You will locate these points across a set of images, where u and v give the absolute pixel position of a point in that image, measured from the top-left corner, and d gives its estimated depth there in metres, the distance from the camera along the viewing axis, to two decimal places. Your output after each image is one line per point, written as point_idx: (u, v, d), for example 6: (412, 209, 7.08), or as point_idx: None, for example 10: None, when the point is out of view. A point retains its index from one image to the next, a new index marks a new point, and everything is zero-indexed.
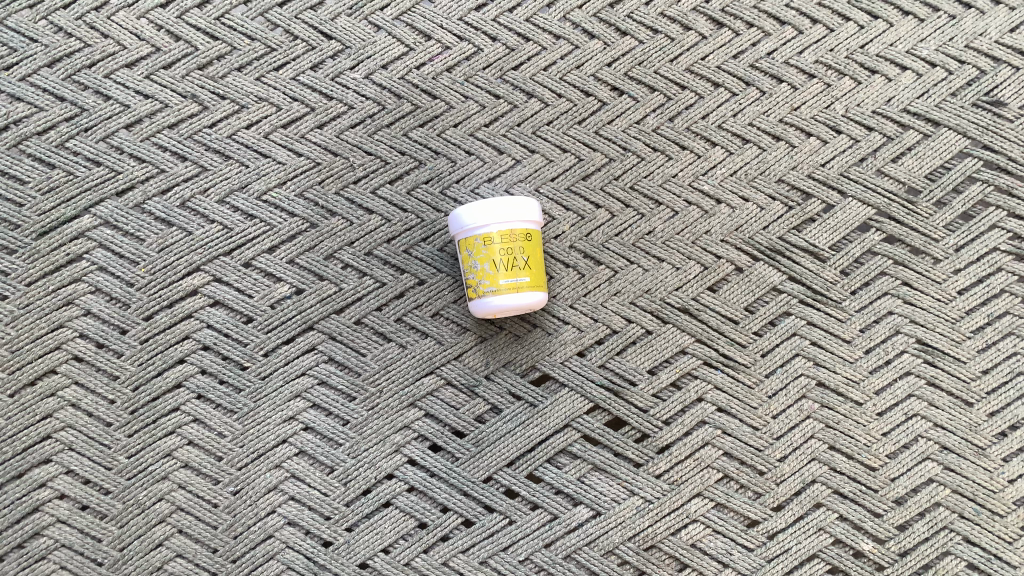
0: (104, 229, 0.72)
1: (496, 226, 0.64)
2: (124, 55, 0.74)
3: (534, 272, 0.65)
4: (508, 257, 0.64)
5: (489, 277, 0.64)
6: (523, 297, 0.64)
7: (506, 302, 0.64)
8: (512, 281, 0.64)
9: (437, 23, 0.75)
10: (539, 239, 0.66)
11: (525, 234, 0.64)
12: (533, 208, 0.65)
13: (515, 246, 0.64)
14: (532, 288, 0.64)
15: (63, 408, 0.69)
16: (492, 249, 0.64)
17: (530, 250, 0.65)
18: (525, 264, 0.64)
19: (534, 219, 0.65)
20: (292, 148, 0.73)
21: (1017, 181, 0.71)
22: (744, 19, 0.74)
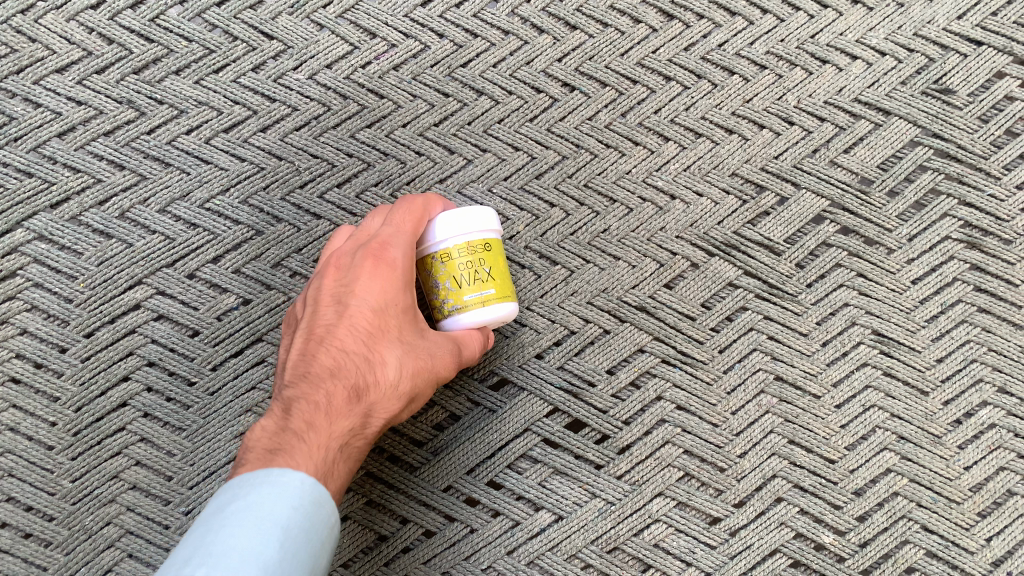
0: (39, 243, 0.69)
1: (453, 240, 0.60)
2: (54, 60, 0.71)
3: (499, 282, 0.61)
4: (471, 270, 0.60)
5: (453, 293, 0.60)
6: (490, 312, 0.60)
7: (474, 318, 0.60)
8: (479, 295, 0.60)
9: (382, 20, 0.72)
10: (501, 247, 0.62)
11: (485, 244, 0.61)
12: (490, 215, 0.62)
13: (476, 258, 0.60)
14: (499, 300, 0.61)
15: (1, 432, 0.66)
16: (453, 265, 0.60)
17: (492, 260, 0.61)
18: (488, 276, 0.60)
19: (492, 227, 0.61)
20: (235, 153, 0.70)
21: (967, 169, 0.72)
22: (695, 11, 0.73)
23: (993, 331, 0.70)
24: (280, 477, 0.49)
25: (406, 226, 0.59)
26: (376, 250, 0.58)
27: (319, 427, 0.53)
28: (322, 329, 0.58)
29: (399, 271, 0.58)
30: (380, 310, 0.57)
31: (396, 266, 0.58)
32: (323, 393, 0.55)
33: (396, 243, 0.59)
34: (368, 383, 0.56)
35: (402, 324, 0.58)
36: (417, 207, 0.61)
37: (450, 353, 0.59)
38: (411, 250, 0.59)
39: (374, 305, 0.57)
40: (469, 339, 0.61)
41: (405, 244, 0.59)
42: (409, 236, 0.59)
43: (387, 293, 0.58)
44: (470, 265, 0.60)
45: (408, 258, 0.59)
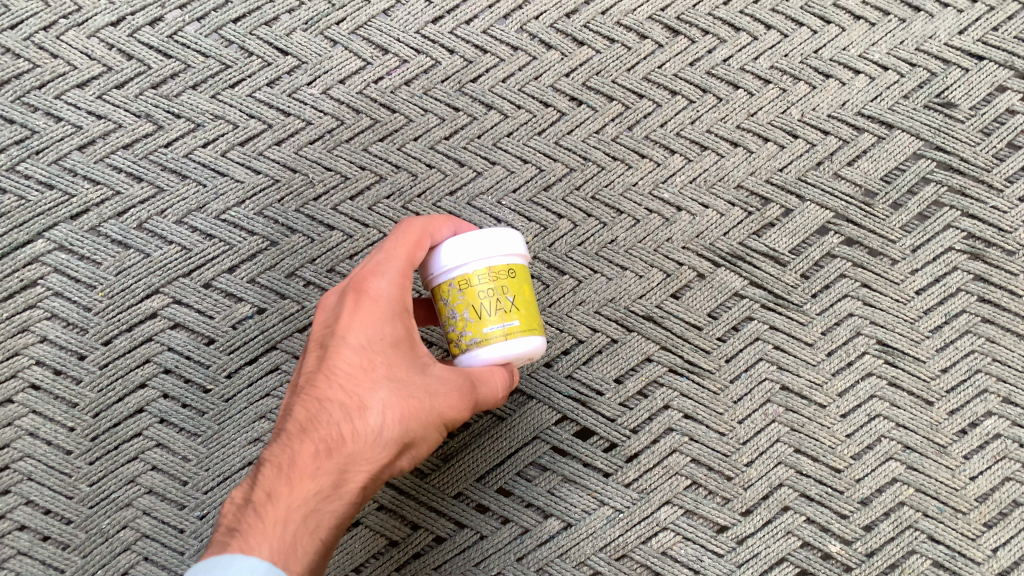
0: (59, 253, 0.71)
1: (475, 264, 0.54)
2: (75, 75, 0.73)
3: (524, 313, 0.55)
4: (493, 298, 0.54)
5: (473, 323, 0.54)
6: (513, 347, 0.55)
7: (495, 352, 0.54)
8: (501, 327, 0.54)
9: (394, 36, 0.74)
10: (525, 274, 0.57)
11: (510, 269, 0.56)
12: (515, 237, 0.57)
13: (499, 283, 0.55)
14: (524, 333, 0.55)
15: (21, 438, 0.67)
16: (472, 292, 0.54)
17: (516, 289, 0.55)
18: (512, 304, 0.55)
19: (517, 249, 0.56)
20: (250, 166, 0.72)
21: (970, 181, 0.73)
22: (700, 26, 0.75)
23: (997, 342, 0.70)
24: (226, 566, 0.48)
25: (394, 251, 0.55)
26: (358, 288, 0.55)
27: (281, 496, 0.52)
28: (309, 375, 0.56)
29: (385, 306, 0.55)
30: (364, 352, 0.54)
31: (380, 301, 0.55)
32: (293, 455, 0.54)
33: (379, 278, 0.55)
34: (350, 433, 0.53)
35: (391, 363, 0.54)
36: (411, 228, 0.56)
37: (450, 391, 0.54)
38: (395, 281, 0.55)
39: (357, 345, 0.54)
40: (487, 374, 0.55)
41: (392, 273, 0.55)
42: (398, 261, 0.55)
43: (372, 331, 0.54)
44: (493, 291, 0.54)
45: (391, 290, 0.55)
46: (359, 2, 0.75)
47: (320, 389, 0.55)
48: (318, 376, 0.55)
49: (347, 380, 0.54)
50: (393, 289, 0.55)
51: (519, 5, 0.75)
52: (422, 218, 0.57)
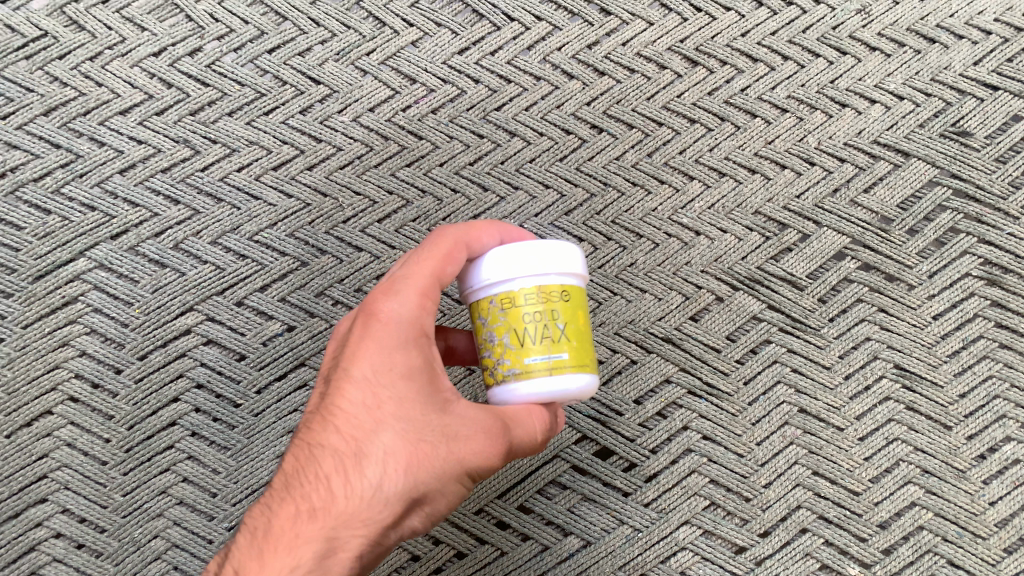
0: (99, 271, 0.74)
1: (524, 282, 0.50)
2: (118, 102, 0.76)
3: (571, 344, 0.50)
4: (540, 322, 0.49)
5: (514, 349, 0.49)
6: (556, 382, 0.49)
7: (535, 386, 0.49)
8: (545, 358, 0.49)
9: (421, 66, 0.77)
10: (578, 301, 0.52)
11: (563, 290, 0.51)
12: (572, 255, 0.52)
13: (547, 306, 0.50)
14: (570, 368, 0.50)
15: (60, 447, 0.71)
16: (516, 313, 0.49)
17: (565, 315, 0.50)
18: (560, 333, 0.50)
19: (572, 269, 0.51)
20: (282, 190, 0.75)
21: (986, 209, 0.74)
22: (718, 57, 0.77)
23: (1016, 367, 0.71)
24: None
25: (421, 267, 0.52)
26: (368, 318, 0.51)
27: (272, 555, 0.49)
28: (313, 417, 0.53)
29: (398, 334, 0.50)
30: (372, 386, 0.50)
31: (395, 328, 0.50)
32: (289, 509, 0.50)
33: (392, 305, 0.51)
34: (354, 480, 0.49)
35: (403, 400, 0.49)
36: (440, 241, 0.52)
37: (469, 434, 0.50)
38: (408, 310, 0.51)
39: (362, 384, 0.50)
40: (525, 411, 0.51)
41: (412, 295, 0.51)
42: (421, 281, 0.51)
43: (383, 363, 0.50)
44: (540, 315, 0.50)
45: (401, 322, 0.50)
46: (388, 33, 0.78)
47: (326, 428, 0.51)
48: (324, 414, 0.51)
49: (354, 419, 0.50)
50: (405, 319, 0.50)
51: (542, 37, 0.78)
52: (454, 229, 0.53)
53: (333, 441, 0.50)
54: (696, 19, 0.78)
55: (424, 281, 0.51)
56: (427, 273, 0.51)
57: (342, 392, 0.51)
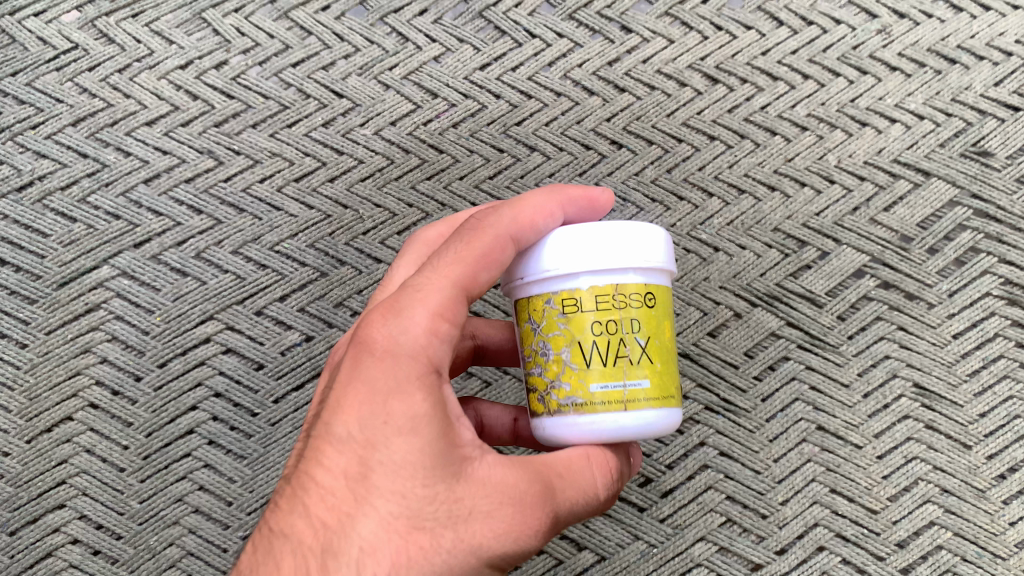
0: (122, 279, 0.75)
1: (591, 283, 0.44)
2: (145, 114, 0.78)
3: (644, 364, 0.44)
4: (606, 337, 0.43)
5: (577, 373, 0.44)
6: (630, 417, 0.44)
7: (598, 416, 0.44)
8: (616, 388, 0.43)
9: (443, 82, 0.78)
10: (656, 307, 0.45)
11: (640, 294, 0.44)
12: (654, 245, 0.45)
13: (618, 318, 0.44)
14: (648, 399, 0.44)
15: (78, 454, 0.72)
16: (580, 322, 0.44)
17: (638, 325, 0.44)
18: (635, 354, 0.44)
19: (653, 266, 0.45)
20: (304, 201, 0.76)
21: (1007, 229, 0.74)
22: (738, 75, 0.77)
23: None
24: None
25: (436, 283, 0.44)
26: (363, 357, 0.43)
27: None
28: (287, 488, 0.44)
29: (401, 378, 0.42)
30: (364, 446, 0.41)
31: (400, 366, 0.42)
32: None
33: (392, 339, 0.43)
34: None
35: (404, 465, 0.41)
36: (478, 235, 0.45)
37: (484, 512, 0.42)
38: (409, 348, 0.42)
39: (346, 451, 0.42)
40: (573, 460, 0.45)
41: (422, 321, 0.43)
42: (435, 302, 0.43)
43: (380, 414, 0.41)
44: (610, 330, 0.43)
45: (399, 365, 0.42)
46: (411, 48, 0.79)
47: (302, 498, 0.42)
48: (301, 479, 0.43)
49: (339, 489, 0.42)
50: (404, 360, 0.42)
51: (563, 54, 0.78)
52: (497, 214, 0.45)
53: (308, 518, 0.42)
54: (716, 38, 0.78)
55: (434, 304, 0.43)
56: (449, 287, 0.44)
57: (328, 451, 0.42)
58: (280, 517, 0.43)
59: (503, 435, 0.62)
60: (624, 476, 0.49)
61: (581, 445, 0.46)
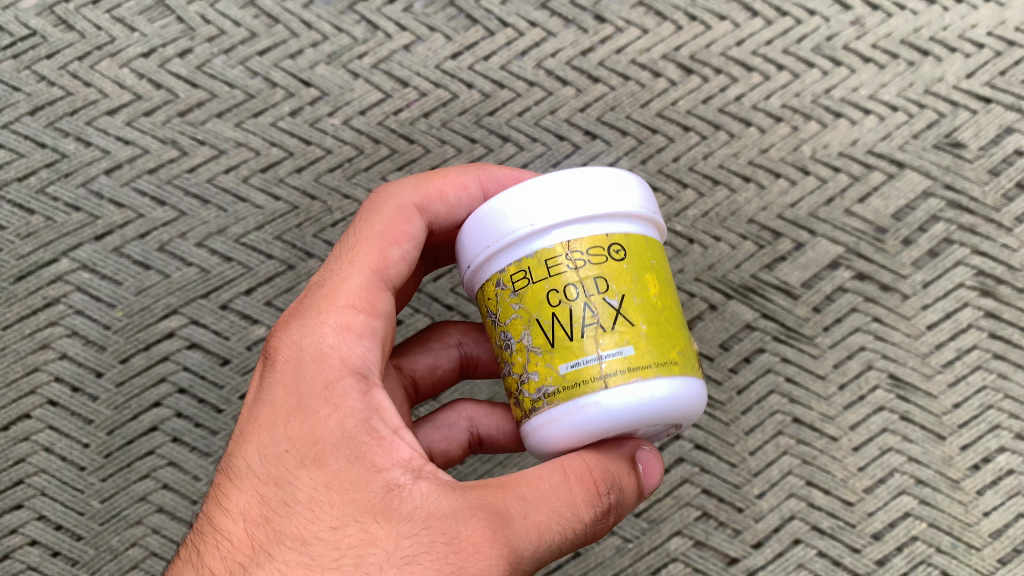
0: (82, 273, 0.73)
1: (537, 248, 0.42)
2: (106, 102, 0.75)
3: (618, 328, 0.41)
4: (566, 309, 0.41)
5: (543, 357, 0.42)
6: (614, 390, 0.40)
7: (581, 400, 0.41)
8: (590, 362, 0.41)
9: (414, 70, 0.76)
10: (625, 260, 0.42)
11: (594, 250, 0.42)
12: (597, 190, 0.43)
13: (575, 280, 0.41)
14: (632, 366, 0.41)
15: (36, 452, 0.70)
16: (536, 301, 0.42)
17: (602, 284, 0.42)
18: (605, 319, 0.41)
19: (603, 212, 0.43)
20: (270, 192, 0.74)
21: (980, 220, 0.73)
22: (712, 65, 0.77)
23: (1009, 378, 0.70)
24: None
25: (352, 286, 0.47)
26: (284, 368, 0.45)
27: None
28: (207, 516, 0.45)
29: (310, 390, 0.44)
30: (274, 471, 0.43)
31: (311, 379, 0.44)
32: None
33: (308, 348, 0.45)
34: None
35: (312, 494, 0.42)
36: (386, 213, 0.50)
37: (401, 556, 0.40)
38: (324, 354, 0.45)
39: (267, 473, 0.43)
40: (542, 478, 0.42)
41: (339, 327, 0.46)
42: (350, 301, 0.47)
43: (289, 435, 0.43)
44: (568, 299, 0.41)
45: (316, 378, 0.44)
46: (381, 37, 0.77)
47: (213, 539, 0.43)
48: (214, 515, 0.44)
49: (246, 523, 0.42)
50: (320, 370, 0.44)
51: (536, 43, 0.77)
52: (404, 192, 0.52)
53: (217, 559, 0.42)
54: (690, 28, 0.77)
55: (352, 289, 0.47)
56: (361, 282, 0.47)
57: (237, 483, 0.44)
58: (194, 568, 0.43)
59: (507, 443, 0.59)
60: (620, 503, 0.45)
61: (560, 463, 0.43)
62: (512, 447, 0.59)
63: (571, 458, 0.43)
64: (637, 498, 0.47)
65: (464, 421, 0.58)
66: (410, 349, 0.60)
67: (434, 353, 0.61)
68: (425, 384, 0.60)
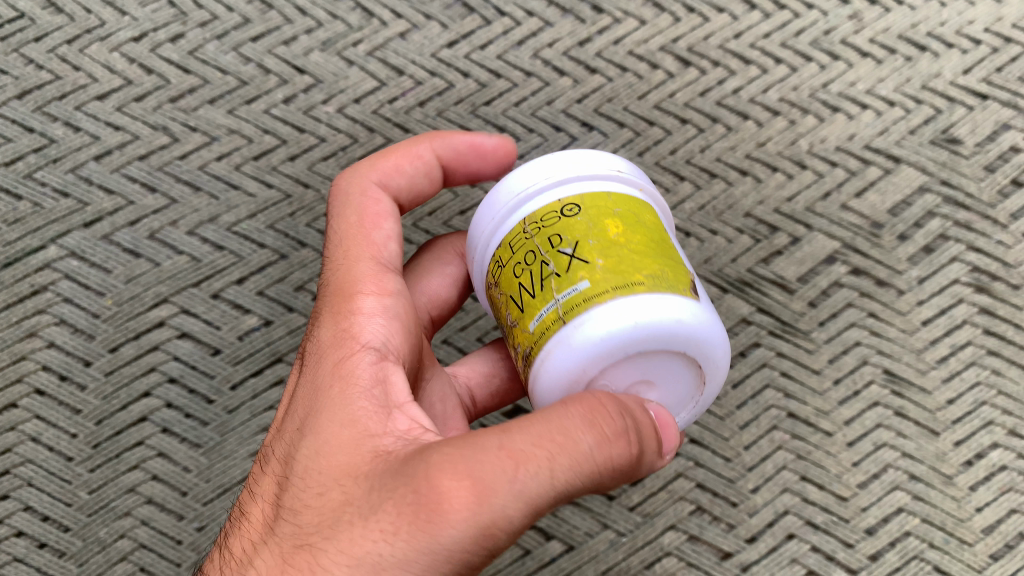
0: (71, 260, 0.72)
1: (506, 234, 0.46)
2: (95, 87, 0.74)
3: (577, 269, 0.41)
4: (530, 273, 0.43)
5: (521, 326, 0.43)
6: (579, 323, 0.40)
7: (549, 351, 0.41)
8: (551, 309, 0.41)
9: (410, 59, 0.75)
10: (581, 213, 0.43)
11: (547, 217, 0.44)
12: (542, 169, 0.46)
13: (532, 246, 0.43)
14: (586, 297, 0.40)
15: (23, 442, 0.69)
16: (509, 279, 0.44)
17: (560, 241, 0.42)
18: (559, 266, 0.41)
19: (544, 184, 0.46)
20: (263, 180, 0.73)
21: (975, 216, 0.73)
22: (710, 58, 0.76)
23: (1003, 374, 0.70)
24: None
25: (358, 270, 0.50)
26: (307, 355, 0.48)
27: None
28: (239, 503, 0.47)
29: (323, 370, 0.46)
30: (286, 449, 0.45)
31: (325, 359, 0.46)
32: None
33: (323, 332, 0.48)
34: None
35: (309, 463, 0.42)
36: (356, 199, 0.54)
37: (377, 513, 0.38)
38: (335, 335, 0.47)
39: (283, 452, 0.45)
40: (534, 416, 0.38)
41: (349, 308, 0.48)
42: (356, 284, 0.49)
43: (301, 413, 0.45)
44: (529, 261, 0.43)
45: (328, 357, 0.46)
46: (376, 24, 0.76)
47: (240, 520, 0.46)
48: (243, 500, 0.47)
49: (263, 502, 0.44)
50: (331, 349, 0.47)
51: (534, 33, 0.76)
52: (354, 176, 0.55)
53: (238, 537, 0.44)
54: (689, 20, 0.77)
55: (359, 273, 0.50)
56: (369, 269, 0.50)
57: (263, 468, 0.46)
58: (222, 553, 0.45)
59: None
60: (634, 443, 0.39)
61: (558, 402, 0.38)
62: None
63: (571, 397, 0.39)
64: (650, 457, 0.41)
65: None
66: (468, 361, 0.59)
67: (491, 362, 0.59)
68: (483, 395, 0.58)
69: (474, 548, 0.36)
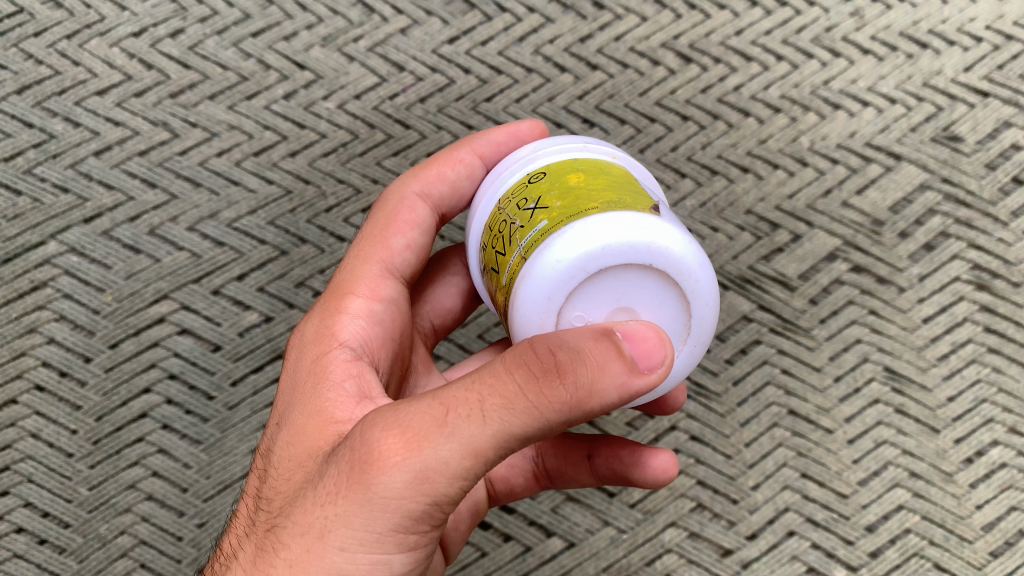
0: (71, 256, 0.71)
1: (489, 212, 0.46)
2: (95, 82, 0.73)
3: (541, 216, 0.40)
4: (503, 235, 0.42)
5: (501, 287, 0.42)
6: (541, 257, 0.38)
7: (517, 299, 0.40)
8: (517, 258, 0.40)
9: (410, 55, 0.75)
10: (550, 173, 0.43)
11: (520, 183, 0.44)
12: (524, 154, 0.48)
13: (505, 212, 0.43)
14: (544, 233, 0.39)
15: (23, 439, 0.69)
16: (490, 248, 0.44)
17: (530, 199, 0.42)
18: (525, 218, 0.41)
19: (521, 162, 0.47)
20: (264, 176, 0.73)
21: (976, 214, 0.73)
22: (711, 54, 0.76)
23: (1003, 371, 0.70)
24: None
25: (354, 274, 0.51)
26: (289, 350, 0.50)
27: None
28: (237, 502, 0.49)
29: (299, 364, 0.47)
30: (267, 442, 0.46)
31: (304, 353, 0.47)
32: None
33: (307, 328, 0.49)
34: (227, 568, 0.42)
35: (280, 451, 0.43)
36: (393, 204, 0.54)
37: (324, 488, 0.38)
38: (316, 331, 0.48)
39: (265, 446, 0.46)
40: (469, 374, 0.36)
41: (333, 306, 0.49)
42: (350, 287, 0.50)
43: (280, 407, 0.46)
44: (502, 224, 0.43)
45: (306, 351, 0.47)
46: (376, 20, 0.76)
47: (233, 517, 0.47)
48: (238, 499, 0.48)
49: (248, 496, 0.46)
50: (311, 344, 0.47)
51: (535, 29, 0.76)
52: (396, 184, 0.55)
53: (229, 532, 0.46)
54: (690, 16, 0.77)
55: (361, 278, 0.50)
56: (368, 273, 0.50)
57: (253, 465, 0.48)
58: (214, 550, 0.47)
59: (576, 475, 0.55)
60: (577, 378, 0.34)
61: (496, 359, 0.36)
62: (587, 480, 0.56)
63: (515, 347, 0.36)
64: (617, 393, 0.34)
65: (531, 452, 0.57)
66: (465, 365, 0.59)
67: None
68: None
69: (414, 496, 0.36)
